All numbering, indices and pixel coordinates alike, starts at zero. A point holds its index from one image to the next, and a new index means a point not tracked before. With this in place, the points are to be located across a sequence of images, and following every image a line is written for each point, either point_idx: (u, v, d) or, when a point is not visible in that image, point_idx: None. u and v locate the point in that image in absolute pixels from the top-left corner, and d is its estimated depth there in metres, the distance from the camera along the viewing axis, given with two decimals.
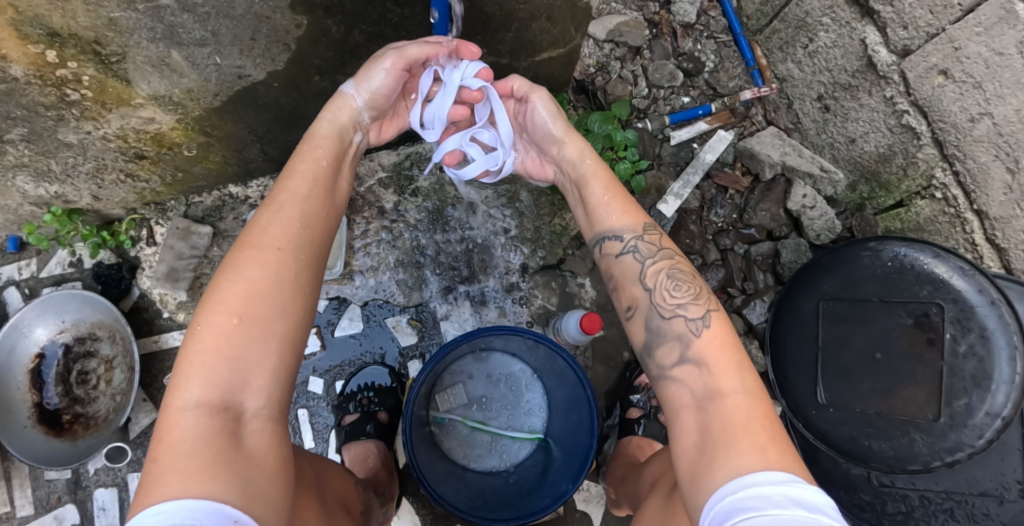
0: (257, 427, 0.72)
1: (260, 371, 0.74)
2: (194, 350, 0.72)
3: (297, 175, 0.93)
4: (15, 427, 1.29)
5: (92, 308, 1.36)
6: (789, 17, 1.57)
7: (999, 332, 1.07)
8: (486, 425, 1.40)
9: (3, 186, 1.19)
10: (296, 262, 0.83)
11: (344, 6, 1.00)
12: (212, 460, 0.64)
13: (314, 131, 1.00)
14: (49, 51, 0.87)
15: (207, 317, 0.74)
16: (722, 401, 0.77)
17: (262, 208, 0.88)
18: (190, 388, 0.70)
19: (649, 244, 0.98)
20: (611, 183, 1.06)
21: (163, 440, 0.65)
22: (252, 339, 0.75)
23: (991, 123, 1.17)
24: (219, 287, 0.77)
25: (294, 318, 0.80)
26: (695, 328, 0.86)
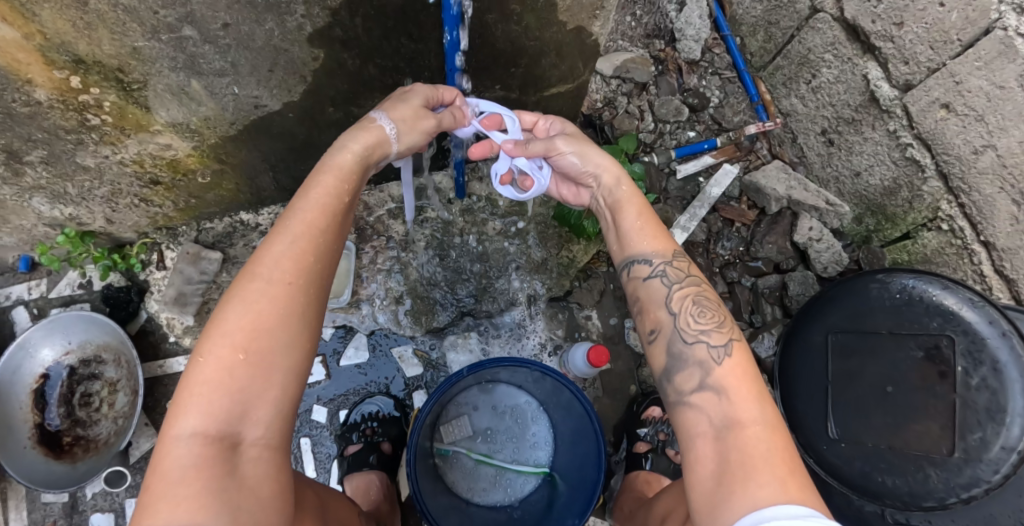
0: (257, 458, 0.70)
1: (264, 403, 0.71)
2: (194, 381, 0.68)
3: (313, 200, 0.85)
4: (15, 448, 1.28)
5: (99, 330, 1.37)
6: (792, 54, 1.60)
7: (1011, 365, 1.05)
8: (491, 458, 1.37)
9: (20, 207, 1.22)
10: (306, 295, 0.78)
11: (361, 39, 1.03)
12: (206, 491, 0.63)
13: (336, 156, 0.89)
14: (73, 77, 0.90)
15: (208, 348, 0.70)
16: (743, 431, 0.75)
17: (274, 232, 0.80)
18: (187, 418, 0.67)
19: (677, 271, 0.96)
20: (646, 210, 1.03)
21: (158, 469, 0.64)
22: (256, 376, 0.71)
23: (994, 155, 1.19)
24: (224, 318, 0.72)
25: (301, 353, 0.76)
26: (717, 356, 0.84)
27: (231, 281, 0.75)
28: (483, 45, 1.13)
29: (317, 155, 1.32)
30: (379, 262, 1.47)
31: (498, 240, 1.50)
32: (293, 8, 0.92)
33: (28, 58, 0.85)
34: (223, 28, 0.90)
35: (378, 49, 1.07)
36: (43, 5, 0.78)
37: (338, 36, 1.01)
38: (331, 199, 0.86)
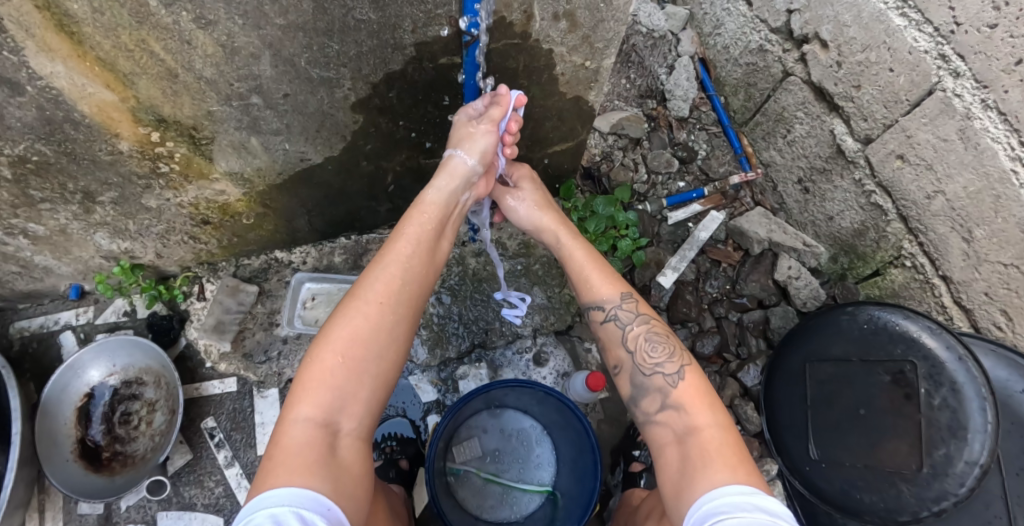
0: (349, 444, 0.87)
1: (357, 400, 0.90)
2: (307, 378, 0.88)
3: (404, 238, 1.05)
4: (58, 459, 1.42)
5: (142, 354, 1.52)
6: (769, 112, 1.76)
7: (968, 385, 1.15)
8: (498, 477, 1.43)
9: (84, 241, 1.40)
10: (394, 315, 0.97)
11: (394, 108, 1.23)
12: (312, 461, 0.79)
13: (425, 198, 1.11)
14: (154, 133, 1.10)
15: (319, 354, 0.90)
16: (699, 434, 0.89)
17: (369, 266, 1.01)
18: (302, 407, 0.86)
19: (628, 311, 1.09)
20: (598, 258, 1.18)
21: (280, 443, 0.82)
22: (352, 376, 0.90)
23: (944, 199, 1.34)
24: (331, 330, 0.93)
25: (386, 362, 0.94)
26: (671, 381, 0.98)
27: (340, 305, 0.97)
28: None
29: (347, 201, 1.50)
30: None
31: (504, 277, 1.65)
32: (342, 83, 1.11)
33: (121, 117, 1.05)
34: (284, 97, 1.10)
35: (408, 114, 1.26)
36: (141, 77, 0.98)
37: (375, 104, 1.20)
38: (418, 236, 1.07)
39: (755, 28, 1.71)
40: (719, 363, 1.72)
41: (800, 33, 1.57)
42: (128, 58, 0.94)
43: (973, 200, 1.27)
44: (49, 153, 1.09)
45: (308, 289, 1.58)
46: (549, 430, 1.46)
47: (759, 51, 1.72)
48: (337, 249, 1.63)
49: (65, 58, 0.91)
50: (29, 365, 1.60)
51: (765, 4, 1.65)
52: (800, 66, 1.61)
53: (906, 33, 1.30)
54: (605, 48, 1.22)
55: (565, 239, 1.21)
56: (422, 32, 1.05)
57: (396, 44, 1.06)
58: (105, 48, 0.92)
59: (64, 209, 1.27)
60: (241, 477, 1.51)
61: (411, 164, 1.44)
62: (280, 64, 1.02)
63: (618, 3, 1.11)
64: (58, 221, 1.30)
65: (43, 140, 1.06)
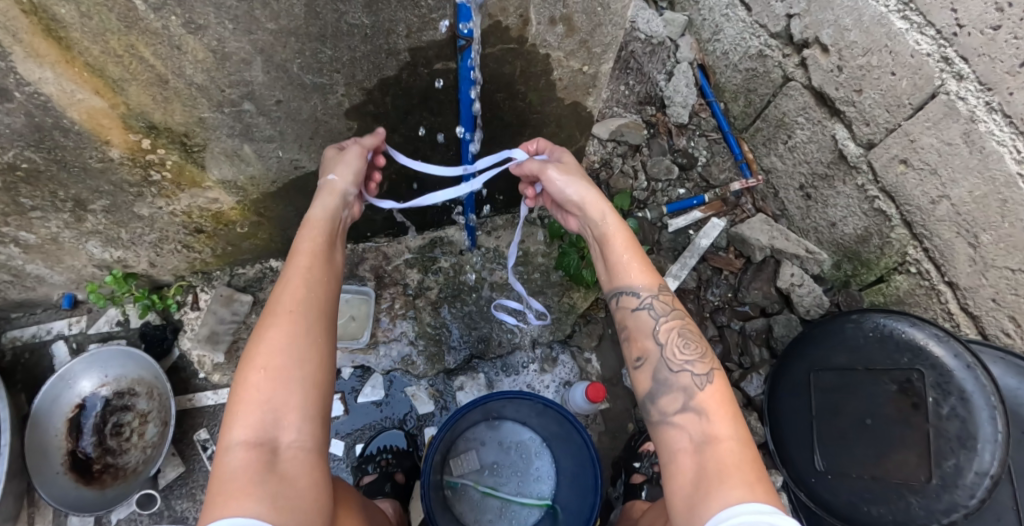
0: (294, 456, 0.80)
1: (292, 411, 0.83)
2: (235, 403, 0.83)
3: (299, 251, 1.00)
4: (48, 472, 1.39)
5: (135, 365, 1.49)
6: (770, 117, 1.74)
7: (977, 394, 1.12)
8: (497, 490, 1.39)
9: (76, 249, 1.38)
10: (310, 319, 0.92)
11: (389, 114, 1.21)
12: (250, 485, 0.73)
13: (311, 213, 1.05)
14: (145, 140, 1.09)
15: (242, 375, 0.84)
16: (718, 446, 0.83)
17: (276, 282, 0.96)
18: (234, 432, 0.80)
19: (663, 304, 1.02)
20: (632, 243, 1.09)
21: (217, 475, 0.76)
22: (279, 387, 0.83)
23: (949, 204, 1.32)
24: (249, 349, 0.87)
25: (314, 368, 0.87)
26: (699, 383, 0.91)
27: (256, 324, 0.91)
28: (494, 118, 1.31)
29: None
30: (397, 307, 1.55)
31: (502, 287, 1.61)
32: (335, 89, 1.09)
33: (112, 124, 1.03)
34: (276, 103, 1.08)
35: (403, 121, 1.24)
36: (131, 83, 0.96)
37: (370, 111, 1.18)
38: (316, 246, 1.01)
39: (754, 33, 1.70)
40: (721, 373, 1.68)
41: (800, 37, 1.55)
42: (118, 64, 0.92)
43: (979, 204, 1.25)
44: (39, 160, 1.08)
45: None
46: (548, 442, 1.43)
47: (759, 56, 1.71)
48: None
49: (53, 63, 0.90)
50: (20, 375, 1.58)
51: (764, 9, 1.64)
52: (800, 71, 1.59)
53: (908, 36, 1.29)
54: (603, 52, 1.20)
55: (609, 213, 1.10)
56: (417, 37, 1.03)
57: (390, 49, 1.04)
58: (94, 53, 0.90)
59: (55, 217, 1.25)
60: None
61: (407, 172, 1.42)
62: (272, 70, 1.00)
63: (616, 7, 1.09)
64: (49, 230, 1.28)
65: (32, 148, 1.04)
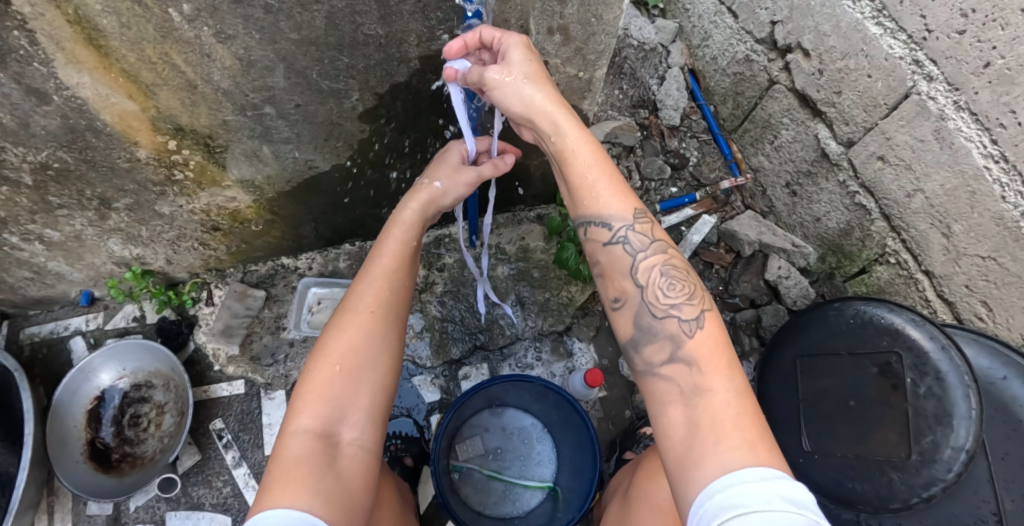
0: (353, 453, 0.88)
1: (355, 407, 0.92)
2: (307, 389, 0.92)
3: (385, 252, 1.08)
4: (68, 461, 1.46)
5: (151, 358, 1.56)
6: (756, 119, 1.82)
7: (951, 374, 1.19)
8: (500, 474, 1.44)
9: (97, 247, 1.45)
10: (387, 323, 1.01)
11: (399, 118, 1.28)
12: (307, 473, 0.81)
13: (401, 214, 1.12)
14: (171, 141, 1.16)
15: (317, 366, 0.94)
16: (712, 397, 0.76)
17: (357, 278, 1.05)
18: (300, 419, 0.89)
19: (640, 235, 0.92)
20: (594, 157, 0.94)
21: (279, 456, 0.84)
22: (349, 385, 0.93)
23: (924, 197, 1.40)
24: (326, 344, 0.96)
25: (382, 370, 0.97)
26: (688, 328, 0.83)
27: (333, 317, 1.01)
28: None
29: (352, 208, 1.55)
30: None
31: (506, 283, 1.65)
32: (350, 94, 1.17)
33: (141, 126, 1.11)
34: (295, 107, 1.16)
35: (412, 124, 1.32)
36: (162, 88, 1.04)
37: (382, 114, 1.26)
38: (401, 249, 1.09)
39: (741, 39, 1.79)
40: None
41: (783, 43, 1.65)
42: (151, 70, 1.00)
43: (951, 196, 1.33)
44: (70, 160, 1.15)
45: (314, 293, 1.62)
46: (549, 427, 1.49)
47: (746, 61, 1.80)
48: (342, 255, 1.70)
49: (91, 69, 0.97)
50: (39, 370, 1.64)
51: (749, 16, 1.73)
52: (784, 74, 1.68)
53: (882, 40, 1.37)
54: (597, 59, 1.29)
55: (565, 122, 0.93)
56: (426, 46, 1.12)
57: (401, 57, 1.12)
58: (129, 60, 0.98)
59: (80, 215, 1.32)
60: (249, 477, 1.53)
61: (414, 172, 1.49)
62: (293, 77, 1.08)
63: (608, 17, 1.18)
64: (73, 227, 1.35)
65: (65, 148, 1.12)
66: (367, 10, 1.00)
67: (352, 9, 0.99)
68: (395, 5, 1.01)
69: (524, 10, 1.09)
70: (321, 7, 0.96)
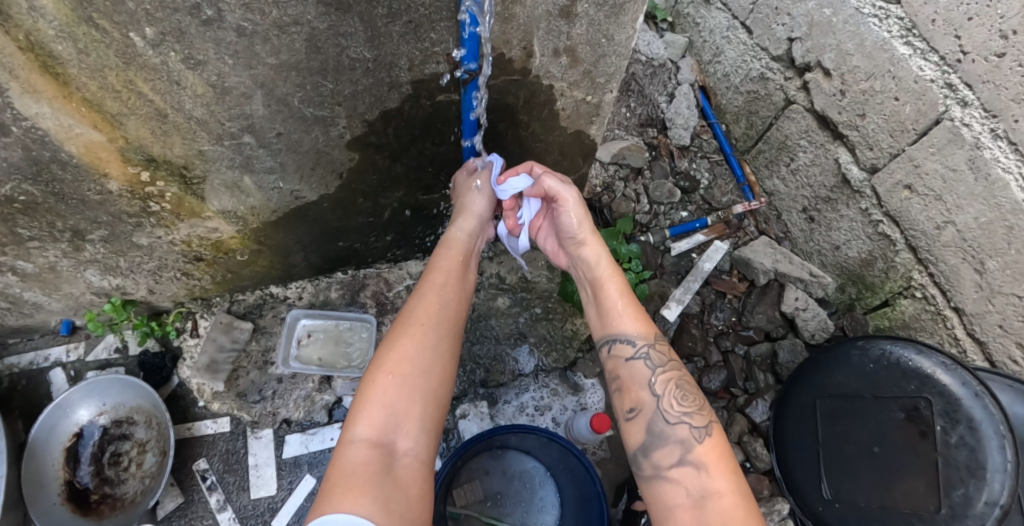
0: (408, 462, 0.88)
1: (410, 419, 0.93)
2: (362, 399, 0.94)
3: (437, 271, 1.16)
4: (45, 503, 1.38)
5: (133, 393, 1.48)
6: (771, 140, 1.73)
7: (986, 422, 1.10)
8: (500, 521, 1.35)
9: (73, 278, 1.37)
10: (436, 337, 1.04)
11: (391, 145, 1.20)
12: (368, 477, 0.82)
13: (450, 236, 1.23)
14: (144, 172, 1.08)
15: (373, 378, 0.96)
16: (720, 499, 0.83)
17: (412, 298, 1.11)
18: (357, 426, 0.90)
19: (659, 354, 1.05)
20: (624, 289, 1.14)
21: (338, 462, 0.86)
22: (404, 391, 0.95)
23: (955, 230, 1.31)
24: (381, 357, 0.99)
25: (435, 379, 0.99)
26: (697, 435, 0.93)
27: (389, 332, 1.04)
28: (497, 147, 1.30)
29: (345, 237, 1.46)
30: None
31: (508, 314, 1.57)
32: (337, 121, 1.08)
33: (110, 157, 1.03)
34: (277, 135, 1.07)
35: (406, 151, 1.23)
36: (130, 118, 0.96)
37: (372, 141, 1.17)
38: (451, 266, 1.18)
39: (756, 56, 1.70)
40: (726, 399, 1.63)
41: (802, 61, 1.55)
42: (116, 99, 0.92)
43: (985, 231, 1.24)
44: (37, 193, 1.07)
45: (303, 326, 1.51)
46: (553, 471, 1.38)
47: (760, 79, 1.71)
48: (333, 283, 1.60)
49: (50, 98, 0.89)
50: (18, 402, 1.55)
51: (765, 32, 1.64)
52: (802, 94, 1.59)
53: (911, 61, 1.28)
54: (606, 82, 1.19)
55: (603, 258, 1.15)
56: (419, 70, 1.03)
57: (392, 82, 1.03)
58: (91, 88, 0.90)
59: (53, 247, 1.24)
60: (233, 522, 1.45)
61: (409, 201, 1.41)
62: (273, 104, 1.00)
63: (620, 38, 1.08)
64: (46, 259, 1.27)
65: (30, 181, 1.03)
66: (353, 32, 0.91)
67: (336, 31, 0.90)
68: (384, 26, 0.92)
69: (527, 30, 1.00)
70: (301, 29, 0.88)
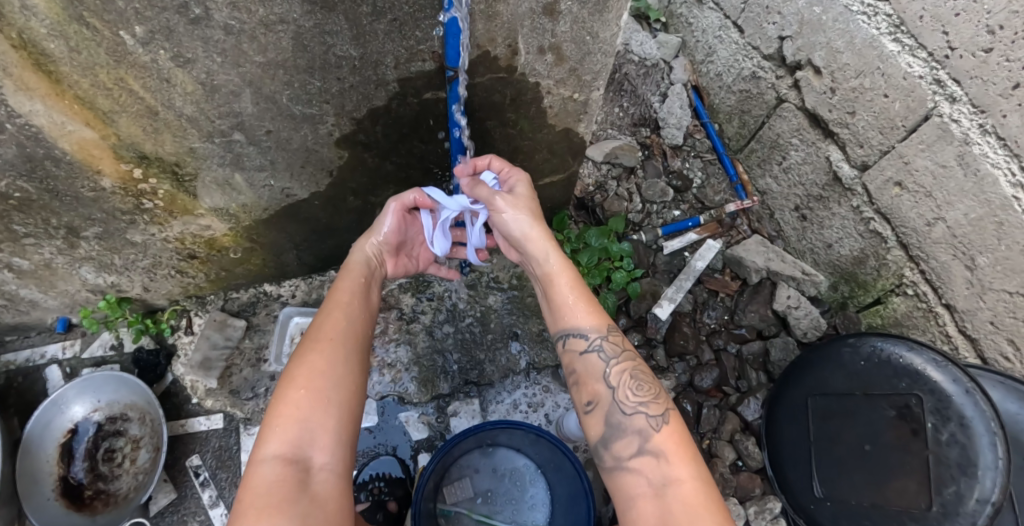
0: (325, 478, 0.85)
1: (324, 432, 0.89)
2: (273, 418, 0.90)
3: (340, 289, 1.11)
4: (39, 499, 1.39)
5: (127, 390, 1.49)
6: (764, 139, 1.73)
7: (976, 419, 1.09)
8: (491, 519, 1.35)
9: (69, 275, 1.38)
10: (347, 349, 1.01)
11: (380, 143, 1.21)
12: (281, 500, 0.79)
13: (351, 259, 1.18)
14: (136, 169, 1.09)
15: (282, 394, 0.92)
16: (680, 486, 0.84)
17: (320, 312, 1.07)
18: (267, 447, 0.86)
19: (613, 345, 1.04)
20: (576, 281, 1.10)
21: (249, 486, 0.82)
22: (316, 407, 0.91)
23: (945, 226, 1.30)
24: (291, 372, 0.95)
25: (349, 390, 0.96)
26: (654, 424, 0.93)
27: (299, 347, 1.00)
28: (485, 145, 1.30)
29: (337, 235, 1.47)
30: (390, 332, 1.52)
31: (499, 313, 1.58)
32: (325, 119, 1.09)
33: (103, 154, 1.04)
34: (266, 133, 1.08)
35: (395, 149, 1.24)
36: (121, 115, 0.97)
37: (361, 139, 1.18)
38: (353, 285, 1.13)
39: (748, 55, 1.71)
40: (718, 397, 1.62)
41: (793, 59, 1.56)
42: (107, 97, 0.93)
43: (976, 227, 1.24)
44: (31, 190, 1.08)
45: (296, 323, 1.55)
46: (543, 469, 1.38)
47: (752, 78, 1.71)
48: (326, 282, 1.62)
49: (43, 96, 0.91)
50: (14, 399, 1.56)
51: (757, 31, 1.65)
52: (794, 92, 1.59)
53: (900, 58, 1.29)
54: (593, 80, 1.19)
55: (552, 254, 1.10)
56: (405, 68, 1.04)
57: (379, 80, 1.04)
58: (83, 85, 0.91)
59: (48, 244, 1.25)
60: (225, 518, 1.45)
61: None
62: (262, 102, 1.01)
63: (605, 35, 1.08)
64: (41, 255, 1.28)
65: (24, 177, 1.05)
66: (339, 30, 0.92)
67: (322, 29, 0.91)
68: (369, 24, 0.93)
69: (511, 28, 1.01)
70: (287, 27, 0.89)
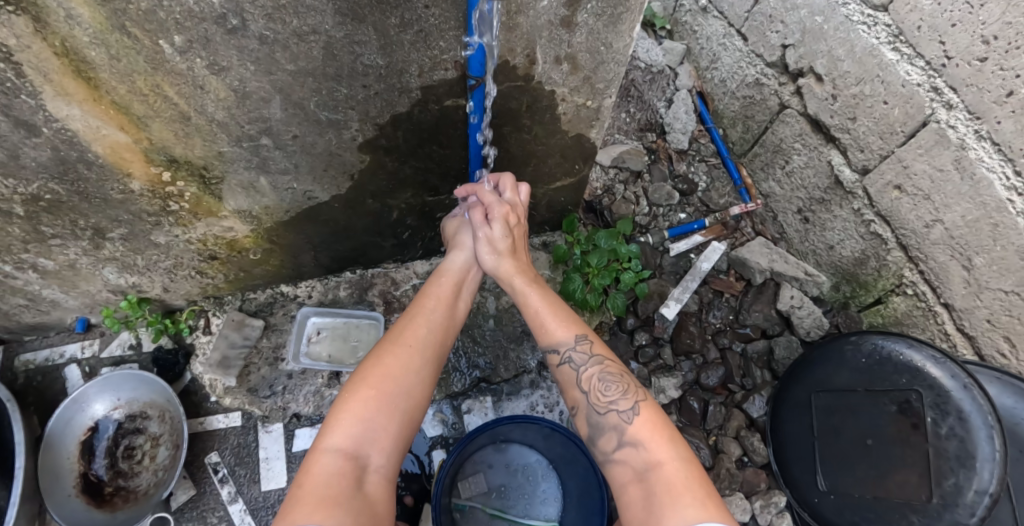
0: (376, 480, 0.91)
1: (384, 435, 0.96)
2: (341, 410, 0.97)
3: (431, 294, 1.20)
4: (60, 495, 1.42)
5: (147, 388, 1.52)
6: (767, 143, 1.78)
7: (974, 414, 1.13)
8: (504, 513, 1.38)
9: (92, 275, 1.41)
10: (421, 358, 1.07)
11: (400, 148, 1.25)
12: (340, 490, 0.85)
13: (444, 264, 1.27)
14: (165, 172, 1.13)
15: (353, 390, 1.00)
16: (660, 470, 0.88)
17: (400, 318, 1.15)
18: (331, 436, 0.93)
19: (582, 353, 1.09)
20: (548, 302, 1.19)
21: (310, 471, 0.89)
22: (381, 409, 0.98)
23: (943, 228, 1.35)
24: (365, 371, 1.03)
25: (413, 401, 1.02)
26: (626, 418, 0.98)
27: (376, 347, 1.08)
28: (501, 150, 1.35)
29: (354, 237, 1.51)
30: None
31: (511, 312, 1.62)
32: (349, 124, 1.13)
33: (134, 158, 1.08)
34: (292, 138, 1.12)
35: (413, 154, 1.28)
36: (154, 120, 1.01)
37: (382, 144, 1.22)
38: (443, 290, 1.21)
39: (751, 62, 1.76)
40: (724, 395, 1.67)
41: (795, 67, 1.61)
42: (142, 102, 0.97)
43: (972, 228, 1.28)
44: (62, 192, 1.12)
45: (313, 323, 1.56)
46: (555, 464, 1.42)
47: (756, 85, 1.76)
48: (342, 283, 1.66)
49: (81, 101, 0.94)
50: (32, 398, 1.59)
51: (760, 39, 1.71)
52: (796, 99, 1.64)
53: (899, 66, 1.34)
54: (606, 88, 1.23)
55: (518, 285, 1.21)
56: (428, 76, 1.08)
57: (402, 88, 1.09)
58: (120, 92, 0.95)
59: (74, 245, 1.29)
60: (244, 514, 1.49)
61: (416, 202, 1.46)
62: (290, 108, 1.05)
63: (618, 45, 1.13)
64: (66, 256, 1.31)
65: (57, 180, 1.08)
66: (366, 40, 0.96)
67: (350, 39, 0.95)
68: (395, 34, 0.97)
69: (530, 39, 1.05)
70: (318, 37, 0.93)
